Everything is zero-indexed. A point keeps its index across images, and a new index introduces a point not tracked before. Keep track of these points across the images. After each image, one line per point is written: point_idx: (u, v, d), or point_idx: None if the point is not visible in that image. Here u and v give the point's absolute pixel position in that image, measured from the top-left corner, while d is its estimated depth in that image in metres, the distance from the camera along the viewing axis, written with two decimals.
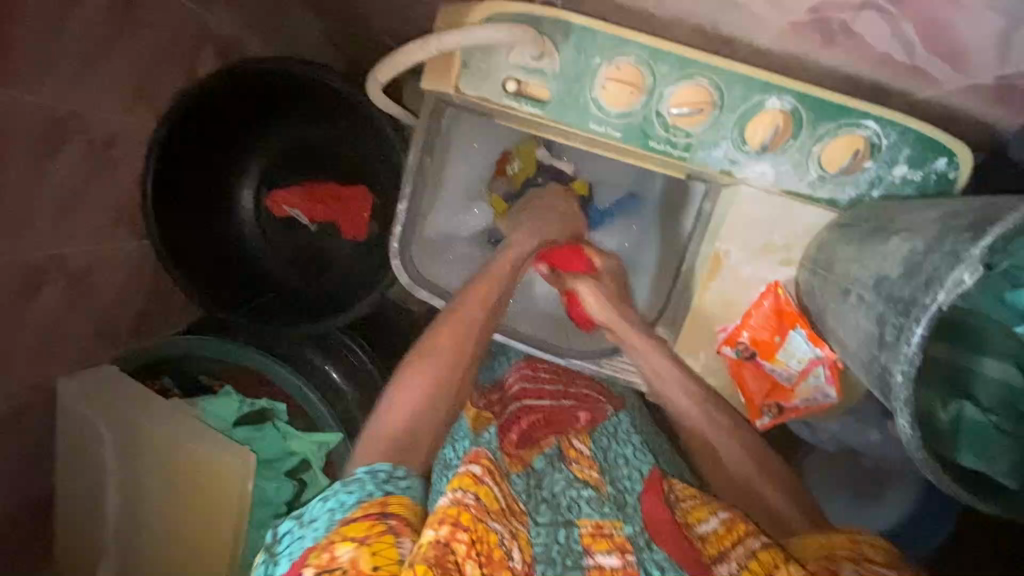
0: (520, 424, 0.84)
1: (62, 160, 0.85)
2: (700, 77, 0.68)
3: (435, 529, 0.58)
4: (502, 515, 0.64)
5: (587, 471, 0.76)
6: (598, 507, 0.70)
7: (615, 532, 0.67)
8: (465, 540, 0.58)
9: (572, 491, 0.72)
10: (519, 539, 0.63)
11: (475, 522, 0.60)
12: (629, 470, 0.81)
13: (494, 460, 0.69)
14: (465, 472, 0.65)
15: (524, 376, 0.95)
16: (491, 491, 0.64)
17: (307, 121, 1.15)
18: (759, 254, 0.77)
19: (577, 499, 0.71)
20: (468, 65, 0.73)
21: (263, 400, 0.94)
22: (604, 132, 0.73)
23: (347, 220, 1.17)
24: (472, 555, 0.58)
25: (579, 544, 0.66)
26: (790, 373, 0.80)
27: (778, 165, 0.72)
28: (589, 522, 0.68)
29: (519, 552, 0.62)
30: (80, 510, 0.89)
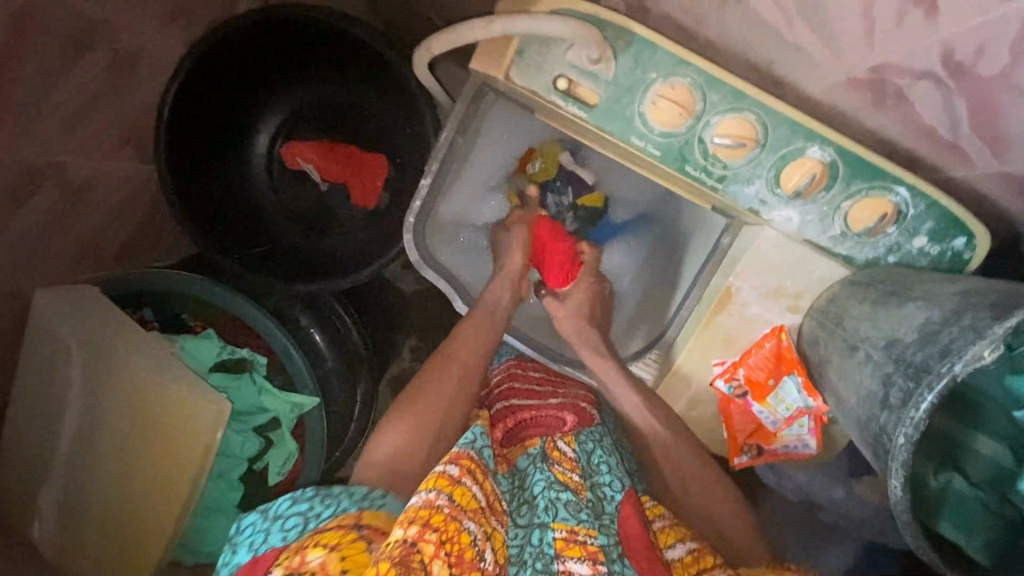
0: (513, 423, 0.89)
1: (86, 65, 0.82)
2: (749, 112, 0.68)
3: (404, 529, 0.61)
4: (477, 515, 0.66)
5: (569, 475, 0.76)
6: (575, 512, 0.70)
7: (589, 540, 0.66)
8: (433, 540, 0.61)
9: (551, 493, 0.71)
10: (494, 539, 0.67)
11: (445, 524, 0.62)
12: (612, 478, 0.78)
13: (474, 460, 0.72)
14: (443, 472, 0.68)
15: (514, 376, 0.99)
16: (467, 492, 0.67)
17: (338, 80, 1.12)
18: (770, 296, 0.78)
19: (555, 501, 0.70)
20: (522, 54, 0.72)
21: (243, 350, 0.91)
22: (644, 148, 0.73)
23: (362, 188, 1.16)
24: (441, 555, 0.60)
25: (551, 548, 0.65)
26: (776, 418, 0.79)
27: (805, 213, 0.73)
28: (564, 526, 0.67)
29: (491, 553, 0.66)
30: (30, 430, 0.84)
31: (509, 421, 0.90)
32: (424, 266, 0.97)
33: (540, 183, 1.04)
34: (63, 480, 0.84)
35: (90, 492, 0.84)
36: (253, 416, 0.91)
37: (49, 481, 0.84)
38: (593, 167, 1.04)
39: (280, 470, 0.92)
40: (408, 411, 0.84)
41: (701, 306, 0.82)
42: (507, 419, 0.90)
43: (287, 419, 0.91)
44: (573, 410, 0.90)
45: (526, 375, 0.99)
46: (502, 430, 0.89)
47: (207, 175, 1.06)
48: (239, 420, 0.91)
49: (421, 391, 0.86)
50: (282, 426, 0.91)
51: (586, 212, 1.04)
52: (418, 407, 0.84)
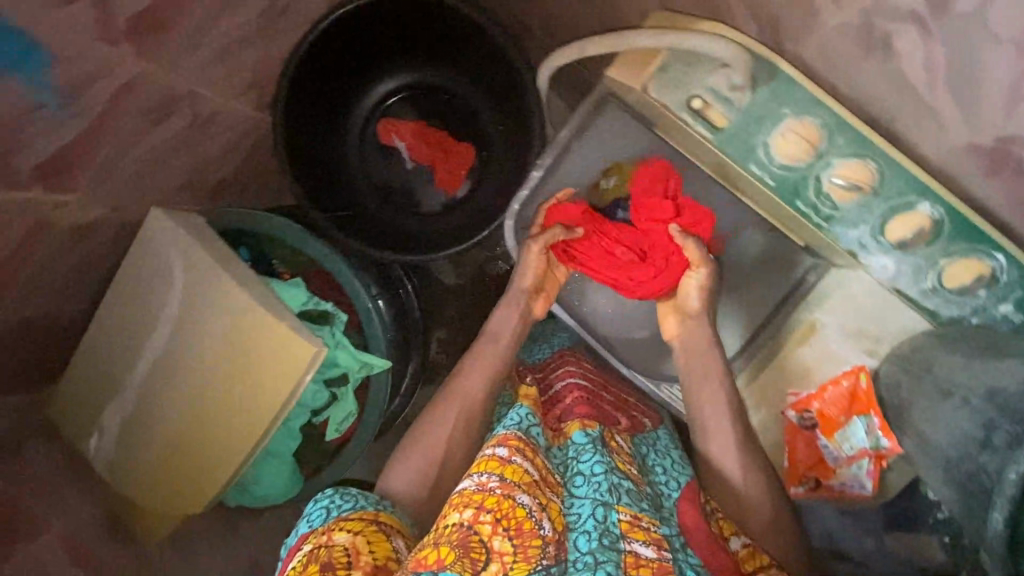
0: (567, 402, 0.86)
1: (241, 12, 0.81)
2: (870, 160, 0.72)
3: (461, 513, 0.66)
4: (532, 489, 0.69)
5: (627, 465, 0.76)
6: (636, 499, 0.70)
7: (653, 527, 0.67)
8: (490, 520, 0.65)
9: (611, 478, 0.71)
10: (550, 509, 0.68)
11: (499, 503, 0.66)
12: (668, 478, 0.79)
13: (522, 440, 0.74)
14: (492, 456, 0.72)
15: (569, 365, 0.95)
16: (518, 469, 0.70)
17: (448, 67, 1.17)
18: (851, 337, 0.81)
19: (618, 486, 0.70)
20: (664, 70, 0.77)
21: (327, 304, 0.92)
22: (760, 177, 0.78)
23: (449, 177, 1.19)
24: (499, 531, 0.64)
25: (617, 528, 0.66)
26: (840, 454, 0.82)
27: (901, 264, 0.77)
28: (627, 510, 0.67)
29: (549, 522, 0.67)
30: (113, 343, 0.86)
31: (562, 401, 0.87)
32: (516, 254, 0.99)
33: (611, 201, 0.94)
34: (135, 399, 0.84)
35: (160, 414, 0.84)
36: (325, 369, 0.92)
37: (122, 398, 0.85)
38: None
39: (339, 428, 0.93)
40: (477, 393, 0.85)
41: (780, 336, 0.86)
42: (560, 399, 0.87)
43: (355, 377, 0.92)
44: (628, 413, 0.90)
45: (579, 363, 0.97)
46: (561, 405, 0.86)
47: (313, 134, 1.11)
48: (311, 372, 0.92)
49: (490, 374, 0.86)
50: (349, 383, 0.92)
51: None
52: (489, 384, 0.86)
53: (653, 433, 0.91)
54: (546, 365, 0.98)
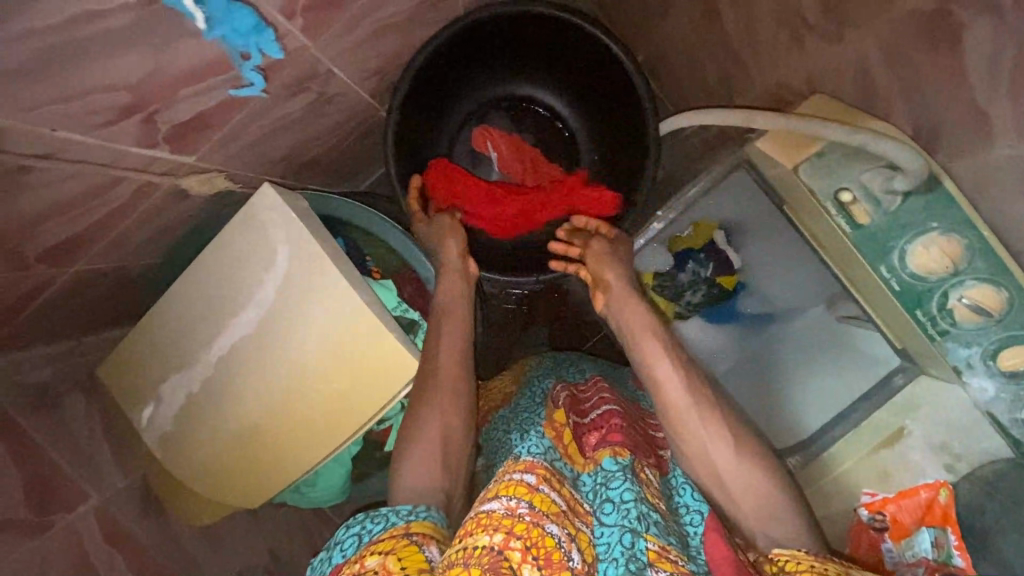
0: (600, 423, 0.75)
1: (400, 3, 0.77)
2: (1005, 289, 0.72)
3: (489, 536, 0.59)
4: (560, 519, 0.63)
5: (656, 498, 0.68)
6: (664, 532, 0.63)
7: (680, 561, 0.60)
8: (519, 547, 0.58)
9: (641, 506, 0.63)
10: (579, 539, 0.63)
11: (529, 531, 0.60)
12: (691, 514, 0.70)
13: (549, 470, 0.69)
14: (520, 481, 0.65)
15: (600, 386, 0.84)
16: (546, 498, 0.64)
17: (558, 87, 1.14)
18: (934, 450, 0.83)
19: (646, 514, 0.63)
20: (820, 156, 0.77)
21: (414, 313, 0.91)
22: (887, 278, 0.79)
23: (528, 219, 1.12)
24: (528, 559, 0.58)
25: (643, 556, 0.59)
26: (899, 556, 0.79)
27: (1001, 392, 0.77)
28: (655, 539, 0.61)
29: (578, 553, 0.62)
30: (191, 316, 0.81)
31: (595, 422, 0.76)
32: None
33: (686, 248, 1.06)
34: (208, 382, 0.80)
35: (239, 399, 0.80)
36: None
37: (194, 372, 0.81)
38: (745, 254, 1.05)
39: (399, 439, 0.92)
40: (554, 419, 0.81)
41: (861, 434, 0.88)
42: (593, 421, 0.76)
43: None
44: (654, 449, 0.77)
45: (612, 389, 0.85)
46: (592, 429, 0.75)
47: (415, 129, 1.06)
48: None
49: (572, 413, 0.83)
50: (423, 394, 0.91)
51: (719, 291, 1.05)
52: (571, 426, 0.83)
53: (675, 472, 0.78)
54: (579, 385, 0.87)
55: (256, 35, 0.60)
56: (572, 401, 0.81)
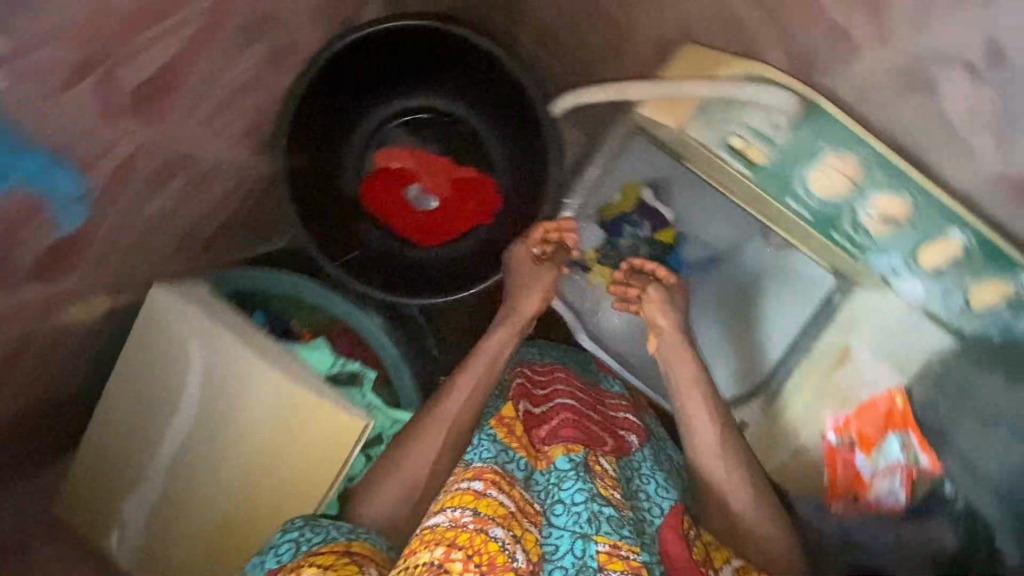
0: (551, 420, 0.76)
1: (245, 58, 0.74)
2: (905, 194, 0.73)
3: (431, 551, 0.58)
4: (507, 522, 0.62)
5: (611, 491, 0.67)
6: (616, 527, 0.63)
7: (633, 555, 0.60)
8: (460, 557, 0.57)
9: (592, 505, 0.63)
10: (524, 541, 0.62)
11: (471, 539, 0.59)
12: (650, 504, 0.71)
13: (499, 472, 0.68)
14: (466, 489, 0.65)
15: (563, 379, 0.85)
16: (492, 502, 0.63)
17: (450, 93, 1.11)
18: (884, 359, 0.83)
19: (598, 513, 0.63)
20: (701, 110, 0.75)
21: (355, 364, 0.88)
22: (798, 211, 0.78)
23: (457, 224, 1.14)
24: (470, 567, 0.56)
25: (595, 561, 0.59)
26: (875, 468, 0.84)
27: (931, 289, 0.79)
28: (606, 539, 0.60)
29: (521, 555, 0.60)
30: (127, 426, 0.79)
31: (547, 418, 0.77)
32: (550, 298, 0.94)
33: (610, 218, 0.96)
34: (162, 484, 0.78)
35: (197, 505, 0.78)
36: None
37: (145, 485, 0.79)
38: (676, 205, 0.92)
39: None
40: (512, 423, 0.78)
41: (815, 365, 0.86)
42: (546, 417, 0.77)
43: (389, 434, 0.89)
44: (612, 432, 0.79)
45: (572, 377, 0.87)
46: (545, 427, 0.76)
47: (312, 174, 1.02)
48: None
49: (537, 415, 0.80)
50: (385, 442, 0.89)
51: (660, 249, 0.93)
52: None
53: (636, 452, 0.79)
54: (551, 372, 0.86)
55: (14, 160, 0.56)
56: (529, 395, 0.82)
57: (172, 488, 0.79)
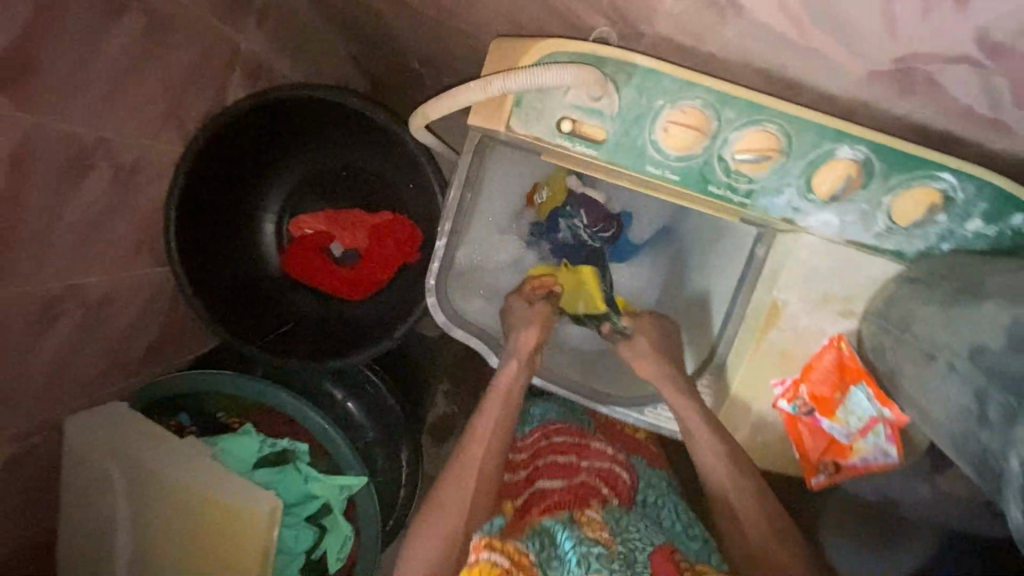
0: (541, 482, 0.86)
1: (89, 185, 0.78)
2: (769, 124, 0.64)
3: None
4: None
5: (598, 531, 0.75)
6: (607, 564, 0.70)
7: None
8: None
9: (581, 549, 0.71)
10: None
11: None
12: (643, 537, 0.76)
13: (490, 538, 0.72)
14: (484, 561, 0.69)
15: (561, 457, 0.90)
16: (484, 565, 0.69)
17: (335, 147, 1.10)
18: (819, 305, 0.73)
19: (587, 555, 0.70)
20: (521, 103, 0.69)
21: (283, 441, 0.89)
22: (660, 176, 0.70)
23: (381, 270, 1.13)
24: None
25: None
26: (849, 431, 0.74)
27: (843, 215, 0.68)
28: None
29: None
30: (80, 564, 0.82)
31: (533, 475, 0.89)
32: (452, 325, 0.96)
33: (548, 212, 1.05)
34: None
35: None
36: (304, 506, 0.88)
37: None
38: None
39: (339, 557, 0.89)
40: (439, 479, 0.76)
41: (745, 324, 0.78)
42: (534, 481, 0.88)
43: (337, 502, 0.89)
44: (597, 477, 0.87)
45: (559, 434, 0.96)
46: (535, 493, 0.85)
47: (224, 265, 1.04)
48: (292, 513, 0.88)
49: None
50: (335, 511, 0.89)
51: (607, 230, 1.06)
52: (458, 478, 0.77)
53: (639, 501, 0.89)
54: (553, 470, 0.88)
55: None
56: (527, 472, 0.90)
57: None
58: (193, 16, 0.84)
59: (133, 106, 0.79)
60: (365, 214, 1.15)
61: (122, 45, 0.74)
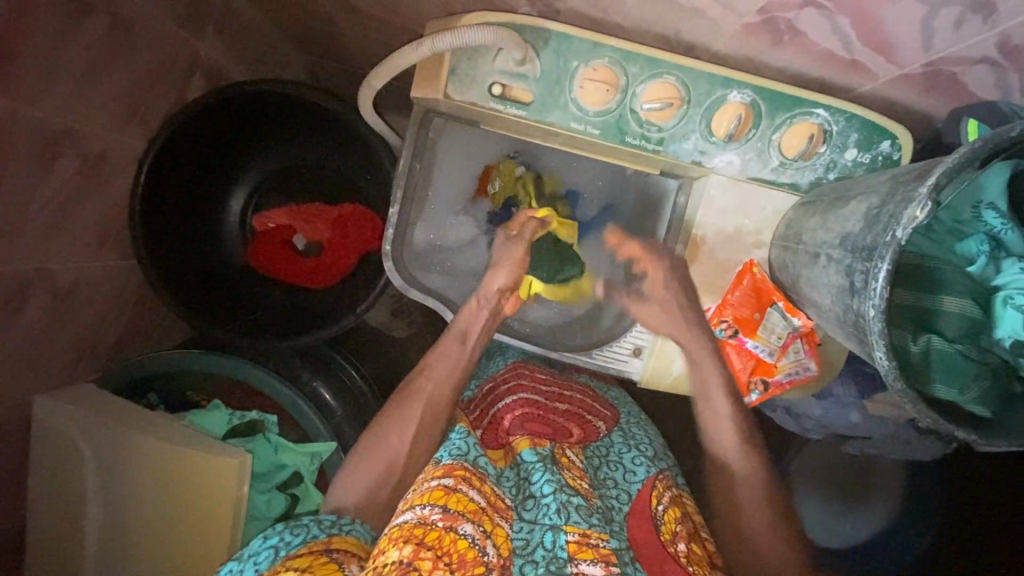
0: (507, 416, 0.81)
1: (56, 173, 0.83)
2: (668, 75, 0.74)
3: (400, 549, 0.62)
4: (477, 517, 0.66)
5: (579, 481, 0.72)
6: (586, 516, 0.67)
7: (602, 542, 0.64)
8: (430, 556, 0.61)
9: (561, 496, 0.68)
10: (495, 535, 0.66)
11: (441, 538, 0.63)
12: (618, 491, 0.77)
13: (468, 468, 0.72)
14: (437, 486, 0.68)
15: (525, 386, 0.86)
16: (463, 497, 0.67)
17: (296, 145, 1.18)
18: (732, 238, 0.83)
19: (566, 504, 0.67)
20: (455, 71, 0.78)
21: (253, 412, 0.95)
22: (583, 130, 0.78)
23: (344, 258, 1.17)
24: (440, 565, 0.61)
25: (564, 551, 0.63)
26: (771, 349, 0.83)
27: (742, 154, 0.78)
28: (576, 529, 0.64)
29: (493, 548, 0.65)
30: (56, 528, 0.86)
31: (495, 420, 0.82)
32: (410, 287, 0.98)
33: (502, 203, 0.99)
34: (98, 567, 0.86)
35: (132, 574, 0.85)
36: (274, 474, 0.93)
37: (87, 571, 0.86)
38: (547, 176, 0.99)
39: None
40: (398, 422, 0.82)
41: (674, 262, 0.87)
42: (498, 418, 0.82)
43: (308, 470, 0.93)
44: (579, 421, 0.84)
45: (533, 372, 0.89)
46: (510, 420, 0.81)
47: (188, 259, 1.09)
48: (263, 481, 0.93)
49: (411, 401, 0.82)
50: (305, 480, 0.93)
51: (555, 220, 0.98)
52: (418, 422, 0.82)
53: (607, 439, 0.85)
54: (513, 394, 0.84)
55: None
56: (493, 401, 0.86)
57: (109, 558, 0.87)
58: (148, 25, 0.90)
59: (95, 101, 0.86)
60: (326, 206, 1.19)
61: (85, 43, 0.81)
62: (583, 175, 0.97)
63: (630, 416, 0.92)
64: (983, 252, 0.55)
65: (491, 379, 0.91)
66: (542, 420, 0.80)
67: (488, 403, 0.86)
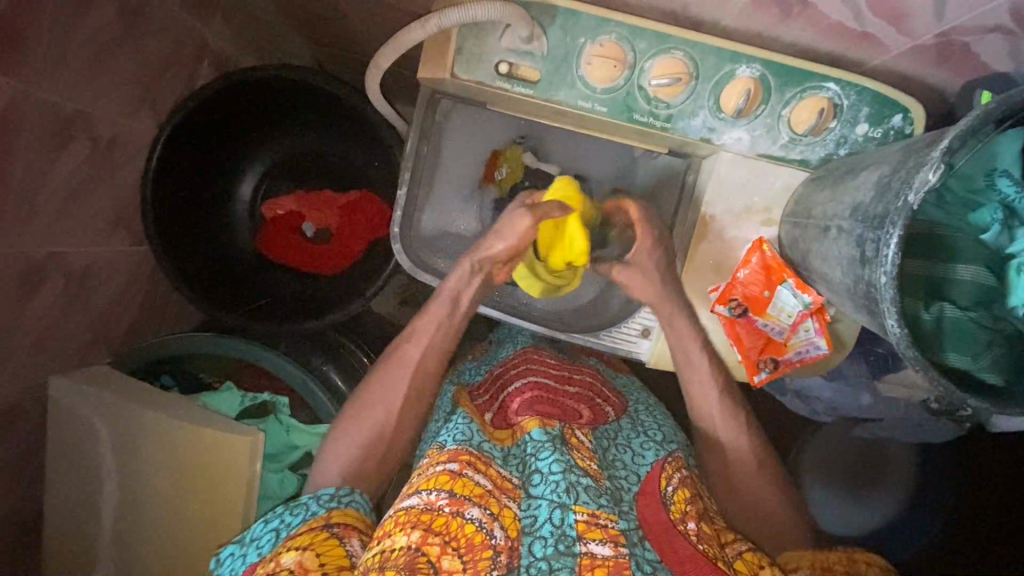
0: (518, 399, 0.81)
1: (68, 158, 0.84)
2: (676, 50, 0.74)
3: (408, 535, 0.63)
4: (484, 501, 0.67)
5: (587, 461, 0.72)
6: (596, 496, 0.66)
7: (610, 523, 0.64)
8: (438, 542, 0.62)
9: (570, 476, 0.67)
10: (502, 517, 0.67)
11: (448, 523, 0.64)
12: (628, 472, 0.76)
13: (473, 453, 0.72)
14: (443, 470, 0.69)
15: (533, 368, 0.86)
16: (469, 481, 0.68)
17: (302, 132, 1.18)
18: (742, 216, 0.82)
19: (576, 484, 0.67)
20: (461, 50, 0.78)
21: (265, 393, 0.97)
22: (590, 108, 0.78)
23: (354, 244, 1.17)
24: (448, 551, 0.62)
25: (573, 530, 0.63)
26: (782, 327, 0.83)
27: (752, 130, 0.77)
28: (584, 508, 0.64)
29: (501, 530, 0.65)
30: (72, 506, 0.88)
31: (504, 404, 0.83)
32: (418, 270, 0.97)
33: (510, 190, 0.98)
34: (113, 544, 0.88)
35: (145, 552, 0.87)
36: (286, 454, 0.94)
37: (102, 548, 0.88)
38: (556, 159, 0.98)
39: None
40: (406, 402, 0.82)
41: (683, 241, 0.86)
42: (509, 401, 0.82)
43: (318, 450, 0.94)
44: (590, 404, 0.84)
45: (544, 355, 0.90)
46: (519, 402, 0.81)
47: (197, 245, 1.09)
48: (274, 461, 0.94)
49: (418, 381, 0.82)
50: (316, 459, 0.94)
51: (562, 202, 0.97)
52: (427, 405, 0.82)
53: (614, 423, 0.85)
54: (523, 377, 0.84)
55: None
56: (503, 383, 0.87)
57: (123, 536, 0.88)
58: (158, 10, 0.90)
59: (105, 87, 0.87)
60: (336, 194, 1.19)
61: (96, 28, 0.82)
62: (592, 156, 0.97)
63: (637, 405, 0.92)
64: (997, 220, 0.55)
65: (502, 363, 0.92)
66: (553, 401, 0.80)
67: (498, 385, 0.87)
